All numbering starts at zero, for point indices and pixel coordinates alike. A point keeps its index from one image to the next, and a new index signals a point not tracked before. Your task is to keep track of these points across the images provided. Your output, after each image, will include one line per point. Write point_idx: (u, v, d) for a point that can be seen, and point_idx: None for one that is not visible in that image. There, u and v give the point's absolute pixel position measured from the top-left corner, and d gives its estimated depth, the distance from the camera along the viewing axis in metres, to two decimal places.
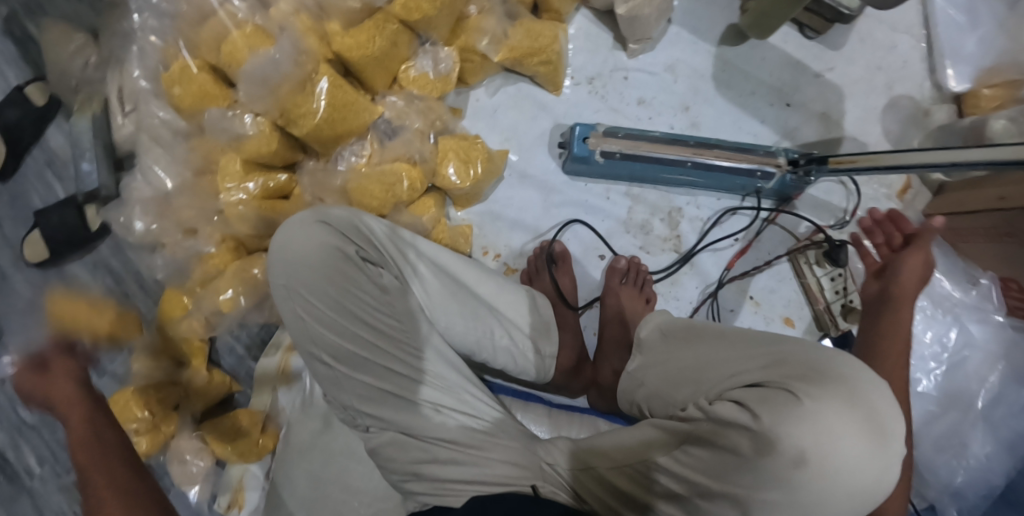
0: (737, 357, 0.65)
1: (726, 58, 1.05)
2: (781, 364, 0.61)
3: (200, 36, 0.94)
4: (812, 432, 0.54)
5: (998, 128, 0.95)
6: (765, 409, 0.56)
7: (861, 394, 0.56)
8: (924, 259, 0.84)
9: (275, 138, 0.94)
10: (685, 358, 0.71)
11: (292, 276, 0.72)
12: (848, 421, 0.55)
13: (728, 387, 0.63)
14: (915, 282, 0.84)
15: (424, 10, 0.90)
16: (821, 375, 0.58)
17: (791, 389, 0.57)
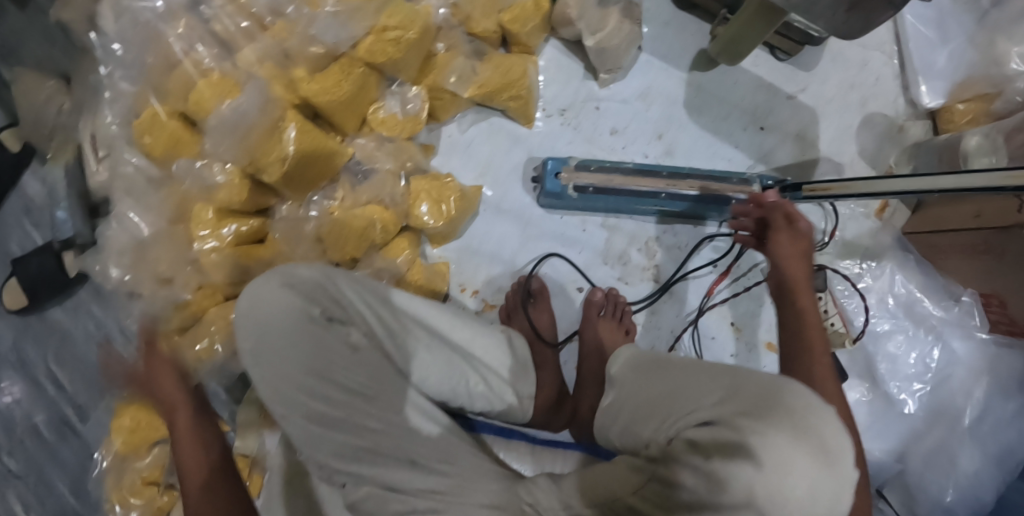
0: (697, 391, 0.61)
1: (698, 83, 1.05)
2: (734, 400, 0.57)
3: (166, 84, 0.93)
4: (757, 469, 0.49)
5: (973, 146, 0.93)
6: (712, 451, 0.52)
7: (807, 422, 0.51)
8: (797, 246, 0.76)
9: (246, 187, 0.93)
10: (656, 394, 0.68)
11: (261, 341, 0.72)
12: (797, 451, 0.50)
13: (682, 425, 0.59)
14: (798, 262, 0.76)
15: (390, 53, 0.90)
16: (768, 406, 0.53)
17: (735, 423, 0.53)
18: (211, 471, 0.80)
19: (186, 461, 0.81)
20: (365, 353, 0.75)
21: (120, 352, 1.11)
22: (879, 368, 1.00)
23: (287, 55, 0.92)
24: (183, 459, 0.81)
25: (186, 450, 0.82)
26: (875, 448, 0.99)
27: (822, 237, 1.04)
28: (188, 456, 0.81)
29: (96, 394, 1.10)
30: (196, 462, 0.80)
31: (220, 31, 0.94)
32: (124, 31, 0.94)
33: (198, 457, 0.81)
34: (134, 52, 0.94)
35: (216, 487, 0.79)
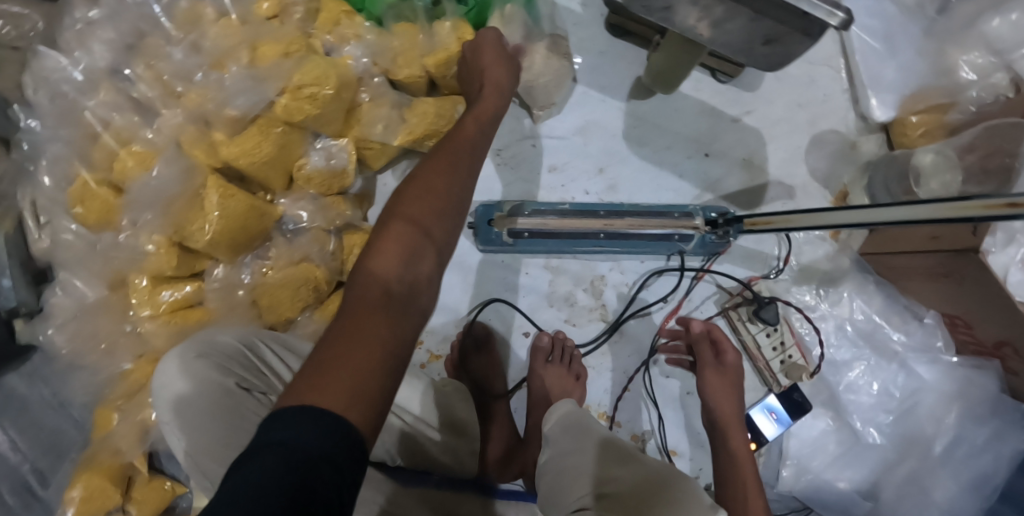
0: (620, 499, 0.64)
1: (637, 113, 1.01)
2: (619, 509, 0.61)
3: (91, 154, 0.93)
4: None
5: (928, 163, 0.87)
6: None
7: None
8: (730, 385, 0.89)
9: (174, 256, 0.91)
10: (582, 471, 0.69)
11: (177, 417, 0.72)
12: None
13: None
14: (728, 399, 0.88)
15: (307, 110, 0.87)
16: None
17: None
18: (387, 298, 0.55)
19: (406, 245, 0.59)
20: None
21: (78, 416, 1.12)
22: (844, 398, 0.96)
23: (208, 122, 0.90)
24: (377, 268, 0.57)
25: (402, 249, 0.59)
26: (840, 479, 0.95)
27: (777, 263, 1.01)
28: (393, 258, 0.58)
29: (57, 459, 1.12)
30: (411, 276, 0.58)
31: (140, 97, 0.93)
32: (42, 104, 0.93)
33: (393, 265, 0.58)
34: (55, 124, 0.93)
35: (419, 265, 0.59)
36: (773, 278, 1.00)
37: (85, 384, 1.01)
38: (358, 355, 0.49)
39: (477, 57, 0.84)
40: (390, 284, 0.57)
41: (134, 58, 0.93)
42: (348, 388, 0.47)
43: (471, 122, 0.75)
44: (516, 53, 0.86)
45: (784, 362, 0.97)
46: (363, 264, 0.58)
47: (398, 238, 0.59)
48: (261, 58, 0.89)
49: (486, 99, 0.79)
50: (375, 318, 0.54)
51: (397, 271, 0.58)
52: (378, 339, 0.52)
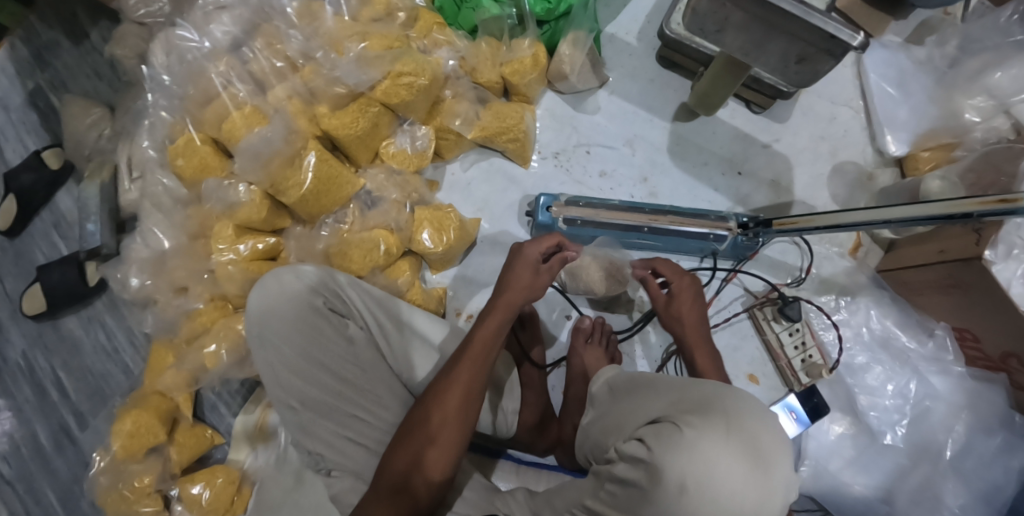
0: (669, 401, 0.64)
1: (679, 133, 1.16)
2: (685, 400, 0.61)
3: (201, 113, 1.04)
4: (698, 460, 0.52)
5: (935, 188, 0.99)
6: (654, 440, 0.56)
7: (739, 426, 0.55)
8: (696, 306, 0.90)
9: (265, 206, 1.01)
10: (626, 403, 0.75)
11: (266, 326, 0.77)
12: (727, 451, 0.53)
13: (638, 427, 0.63)
14: (691, 315, 0.90)
15: (402, 96, 1.02)
16: (709, 405, 0.58)
17: (676, 423, 0.57)
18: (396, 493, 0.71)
19: (420, 445, 0.73)
20: (359, 348, 0.81)
21: (127, 363, 1.16)
22: (859, 399, 1.03)
23: (312, 94, 1.04)
24: (393, 461, 0.74)
25: (407, 445, 0.74)
26: (855, 483, 1.00)
27: (800, 274, 1.10)
28: (404, 455, 0.73)
29: (97, 405, 1.14)
30: (426, 438, 0.74)
31: (255, 70, 1.07)
32: (172, 67, 1.07)
33: (396, 463, 0.73)
34: (177, 83, 1.06)
35: (425, 452, 0.73)
36: (794, 287, 1.09)
37: (153, 322, 1.09)
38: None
39: (520, 247, 0.89)
40: (393, 480, 0.72)
41: (257, 36, 1.08)
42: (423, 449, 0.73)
43: (515, 291, 0.84)
44: (570, 253, 0.88)
45: (806, 361, 1.03)
46: (412, 421, 0.75)
47: (421, 413, 0.75)
48: (371, 47, 1.02)
49: (519, 271, 0.86)
50: (445, 402, 0.74)
51: (403, 459, 0.73)
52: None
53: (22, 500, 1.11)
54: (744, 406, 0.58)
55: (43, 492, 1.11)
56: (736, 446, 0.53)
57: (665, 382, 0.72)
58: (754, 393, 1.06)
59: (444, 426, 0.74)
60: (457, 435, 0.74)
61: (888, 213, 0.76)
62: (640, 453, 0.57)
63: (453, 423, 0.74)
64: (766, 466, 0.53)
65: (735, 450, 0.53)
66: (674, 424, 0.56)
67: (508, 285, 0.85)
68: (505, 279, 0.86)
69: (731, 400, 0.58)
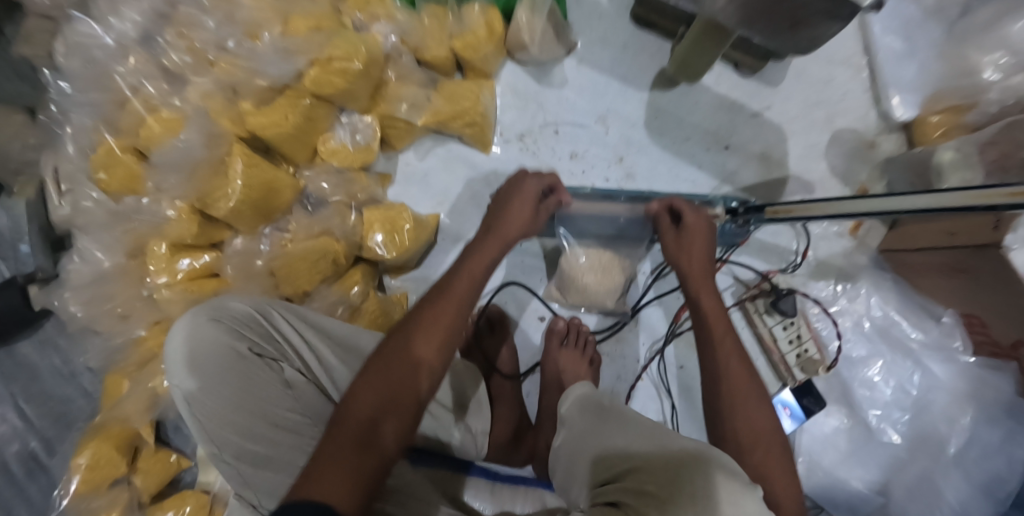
0: (639, 467, 0.55)
1: (658, 104, 1.03)
2: (641, 472, 0.54)
3: (118, 120, 0.94)
4: None
5: (947, 160, 0.89)
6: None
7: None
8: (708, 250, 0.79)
9: (195, 223, 0.93)
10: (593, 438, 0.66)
11: (179, 378, 0.65)
12: None
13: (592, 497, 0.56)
14: (701, 268, 0.77)
15: (336, 84, 0.90)
16: (674, 486, 0.50)
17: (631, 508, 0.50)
18: (365, 435, 0.58)
19: (397, 382, 0.62)
20: (297, 391, 0.76)
21: (86, 387, 1.10)
22: (858, 394, 0.95)
23: (236, 91, 0.92)
24: (359, 385, 0.62)
25: (381, 374, 0.62)
26: (852, 478, 0.93)
27: (794, 258, 1.00)
28: (376, 380, 0.62)
29: (62, 431, 1.09)
30: (397, 381, 0.62)
31: (169, 66, 0.94)
32: (74, 69, 0.94)
33: (366, 394, 0.61)
34: (85, 87, 0.94)
35: (401, 398, 0.62)
36: (789, 273, 0.99)
37: (97, 350, 1.01)
38: (338, 483, 0.53)
39: (521, 176, 0.84)
40: (361, 417, 0.59)
41: (167, 26, 0.94)
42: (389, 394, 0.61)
43: (513, 226, 0.79)
44: (567, 198, 0.86)
45: (800, 356, 0.95)
46: (391, 350, 0.64)
47: (402, 340, 0.65)
48: (293, 31, 0.90)
49: (519, 204, 0.80)
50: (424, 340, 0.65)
51: (373, 388, 0.61)
52: (340, 478, 0.54)
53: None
54: (721, 478, 0.50)
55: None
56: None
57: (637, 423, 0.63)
58: None
59: (419, 360, 0.64)
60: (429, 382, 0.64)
61: (900, 202, 0.64)
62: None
63: (429, 362, 0.64)
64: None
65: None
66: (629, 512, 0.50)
67: (506, 219, 0.79)
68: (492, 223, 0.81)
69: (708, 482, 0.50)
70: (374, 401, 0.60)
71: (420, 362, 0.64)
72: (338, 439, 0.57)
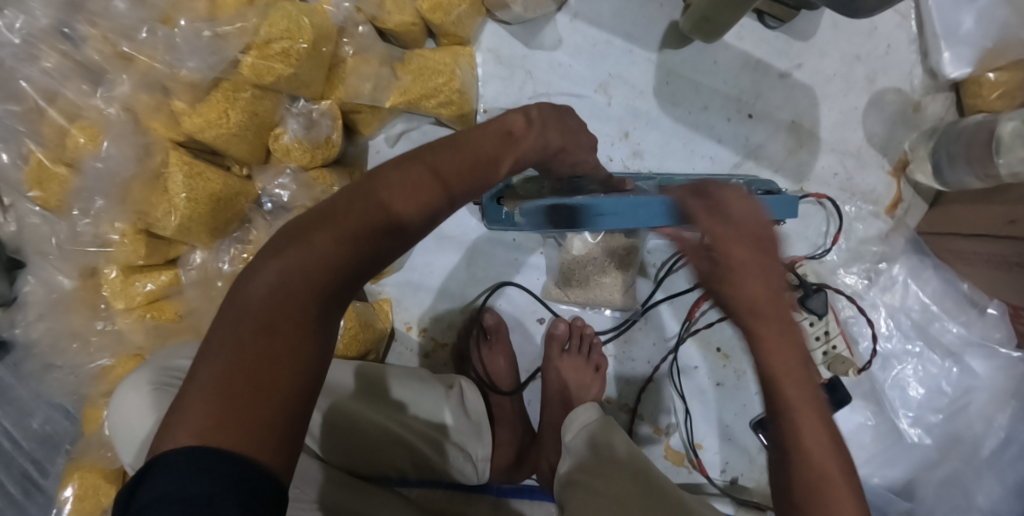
0: None
1: (670, 65, 0.87)
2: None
3: (39, 130, 0.81)
4: None
5: (1008, 133, 0.75)
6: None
7: None
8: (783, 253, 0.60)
9: (141, 244, 0.82)
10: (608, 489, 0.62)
11: (132, 456, 0.59)
12: None
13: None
14: None
15: (277, 71, 0.75)
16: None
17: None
18: (317, 312, 0.46)
19: (350, 243, 0.48)
20: None
21: (67, 408, 1.08)
22: (888, 394, 0.88)
23: (165, 90, 0.77)
24: (319, 233, 0.47)
25: (355, 227, 0.48)
26: (874, 476, 0.88)
27: (823, 244, 0.88)
28: (343, 234, 0.48)
29: (53, 450, 1.07)
30: (349, 235, 0.48)
31: (87, 60, 0.80)
32: None
33: (337, 250, 0.47)
34: None
35: (352, 268, 0.48)
36: (818, 261, 0.88)
37: (64, 382, 0.94)
38: (256, 378, 0.43)
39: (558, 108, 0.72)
40: (323, 284, 0.47)
41: (77, 14, 0.78)
42: (334, 257, 0.47)
43: (552, 129, 0.68)
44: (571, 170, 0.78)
45: (828, 353, 0.86)
46: (374, 199, 0.50)
47: (372, 191, 0.50)
48: (222, 9, 0.75)
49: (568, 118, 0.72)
50: (389, 194, 0.50)
51: (339, 242, 0.47)
52: (284, 370, 0.44)
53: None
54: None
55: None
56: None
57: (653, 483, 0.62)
58: None
59: (376, 214, 0.49)
60: (381, 245, 0.50)
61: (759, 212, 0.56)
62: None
63: (391, 220, 0.50)
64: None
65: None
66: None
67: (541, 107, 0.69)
68: (544, 120, 0.67)
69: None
70: (315, 258, 0.46)
71: (377, 219, 0.49)
72: (288, 310, 0.45)
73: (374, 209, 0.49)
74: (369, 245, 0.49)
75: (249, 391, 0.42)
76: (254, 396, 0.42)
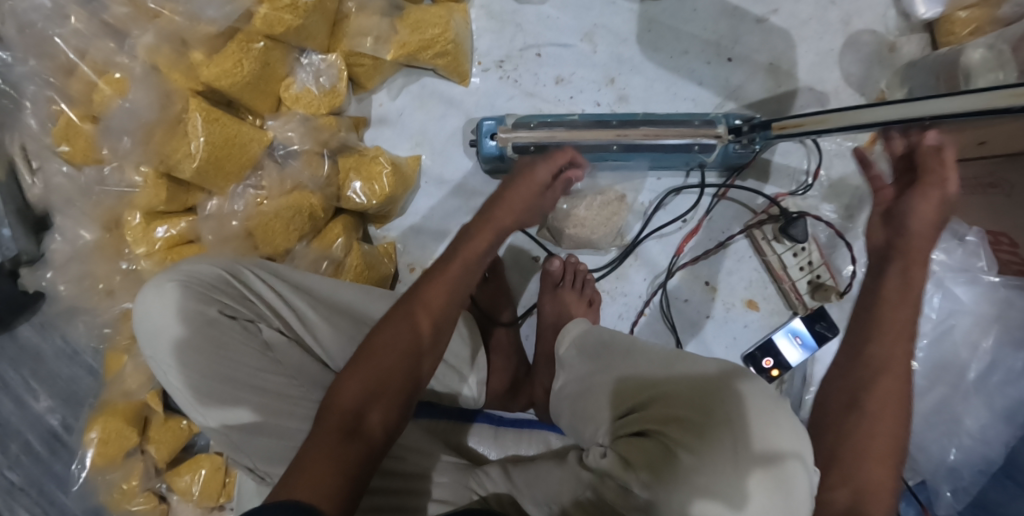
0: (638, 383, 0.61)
1: (651, 15, 0.93)
2: (666, 398, 0.56)
3: (70, 89, 0.89)
4: (741, 474, 0.49)
5: (976, 60, 0.78)
6: (653, 475, 0.51)
7: (749, 435, 0.50)
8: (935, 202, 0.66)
9: (163, 188, 0.88)
10: (599, 381, 0.66)
11: (155, 346, 0.67)
12: (741, 471, 0.49)
13: (618, 435, 0.59)
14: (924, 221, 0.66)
15: (287, 22, 0.81)
16: (710, 411, 0.52)
17: (674, 439, 0.52)
18: (352, 411, 0.56)
19: (383, 367, 0.59)
20: (280, 353, 0.71)
21: (90, 364, 1.13)
22: None
23: (183, 41, 0.84)
24: (341, 393, 0.58)
25: (368, 378, 0.58)
26: None
27: (805, 178, 0.92)
28: (359, 383, 0.58)
29: (75, 408, 1.12)
30: (377, 383, 0.58)
31: (112, 21, 0.87)
32: (12, 36, 0.89)
33: (363, 390, 0.58)
34: (26, 55, 0.90)
35: (391, 386, 0.59)
36: (801, 195, 0.92)
37: (89, 326, 1.01)
38: (314, 467, 0.52)
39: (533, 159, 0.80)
40: (354, 411, 0.56)
41: None
42: (364, 388, 0.58)
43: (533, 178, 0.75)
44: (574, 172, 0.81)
45: (812, 282, 0.90)
46: (394, 334, 0.60)
47: (389, 333, 0.60)
48: None
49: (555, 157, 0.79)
50: (403, 343, 0.60)
51: (359, 397, 0.57)
52: (328, 453, 0.53)
53: (38, 502, 1.11)
54: (750, 394, 0.53)
55: (53, 494, 1.11)
56: (757, 468, 0.49)
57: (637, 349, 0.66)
58: (753, 321, 0.93)
59: (390, 343, 0.60)
60: (404, 346, 0.60)
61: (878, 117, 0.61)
62: (627, 479, 0.53)
63: (410, 328, 0.61)
64: (788, 484, 0.49)
65: (753, 470, 0.49)
66: (682, 455, 0.51)
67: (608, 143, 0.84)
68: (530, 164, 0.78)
69: (750, 418, 0.51)
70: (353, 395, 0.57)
71: (395, 334, 0.60)
72: (329, 426, 0.55)
73: (391, 352, 0.59)
74: (394, 376, 0.59)
75: (308, 472, 0.52)
76: (308, 475, 0.52)
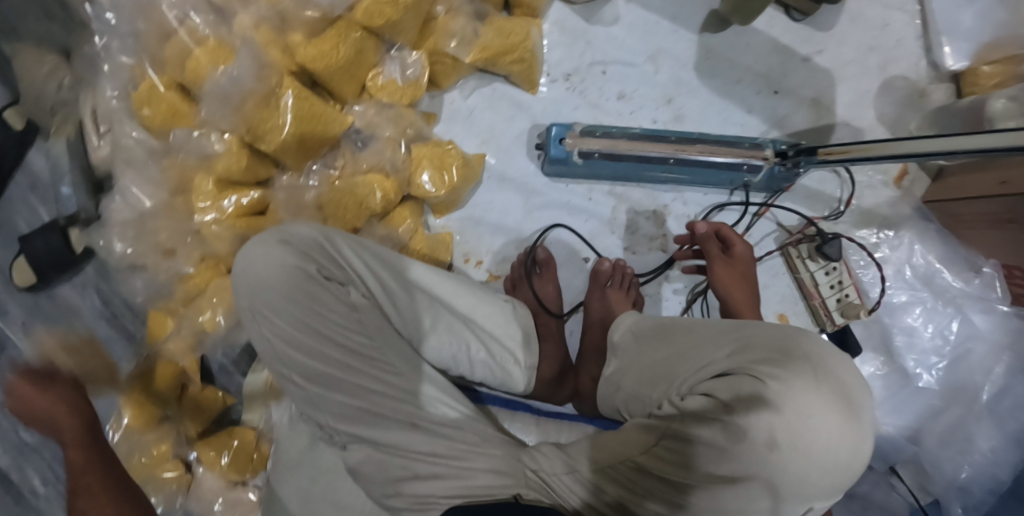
0: (706, 346, 0.67)
1: (709, 45, 1.02)
2: (746, 347, 0.62)
3: (162, 55, 0.94)
4: (820, 402, 0.56)
5: (999, 108, 0.88)
6: (741, 404, 0.57)
7: (825, 369, 0.58)
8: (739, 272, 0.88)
9: (244, 156, 0.92)
10: (659, 355, 0.72)
11: (252, 296, 0.70)
12: (819, 397, 0.56)
13: (696, 381, 0.64)
14: (740, 285, 0.86)
15: (387, 14, 0.87)
16: (790, 351, 0.59)
17: (763, 375, 0.57)
18: None
19: None
20: (365, 317, 0.74)
21: (128, 328, 1.07)
22: (896, 340, 0.98)
23: (285, 22, 0.91)
24: None
25: None
26: (884, 423, 0.96)
27: (838, 206, 1.01)
28: None
29: None
30: None
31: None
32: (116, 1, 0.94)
33: None
34: (126, 20, 0.95)
35: None
36: (832, 221, 1.01)
37: (144, 288, 1.03)
38: None
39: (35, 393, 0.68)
40: None
41: None
42: None
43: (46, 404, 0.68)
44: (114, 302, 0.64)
45: (840, 300, 0.95)
46: None
47: None
48: None
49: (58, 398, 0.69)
50: None
51: None
52: None
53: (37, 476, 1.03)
54: (821, 345, 0.61)
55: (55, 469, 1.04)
56: (834, 399, 0.56)
57: (699, 326, 0.71)
58: None
59: None
60: None
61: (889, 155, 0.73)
62: (714, 411, 0.58)
63: None
64: (857, 414, 0.56)
65: (831, 400, 0.56)
66: (772, 389, 0.56)
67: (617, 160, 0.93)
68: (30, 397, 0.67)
69: (825, 357, 0.59)
70: None
71: None
72: None
73: None
74: None
75: None
76: None
